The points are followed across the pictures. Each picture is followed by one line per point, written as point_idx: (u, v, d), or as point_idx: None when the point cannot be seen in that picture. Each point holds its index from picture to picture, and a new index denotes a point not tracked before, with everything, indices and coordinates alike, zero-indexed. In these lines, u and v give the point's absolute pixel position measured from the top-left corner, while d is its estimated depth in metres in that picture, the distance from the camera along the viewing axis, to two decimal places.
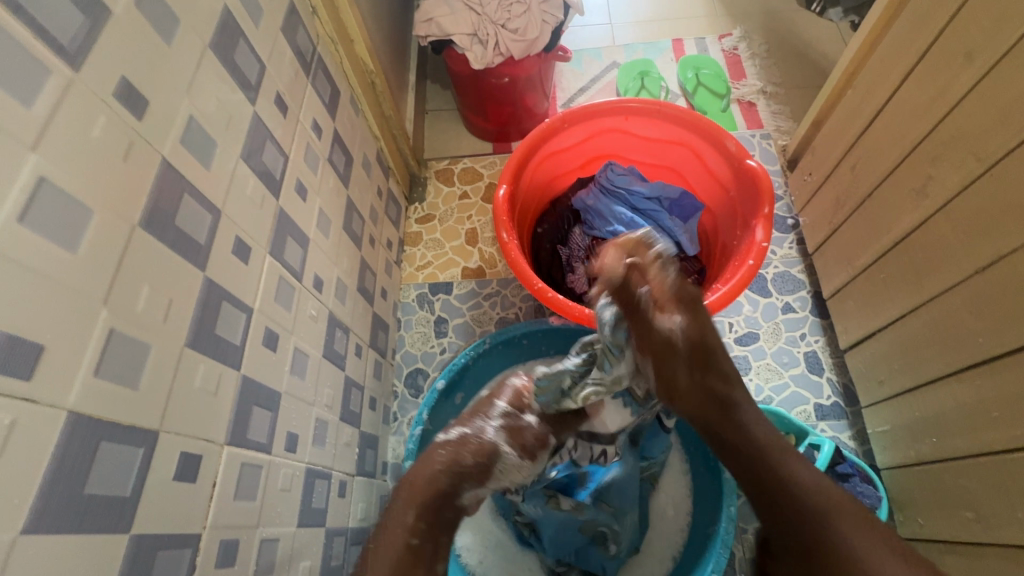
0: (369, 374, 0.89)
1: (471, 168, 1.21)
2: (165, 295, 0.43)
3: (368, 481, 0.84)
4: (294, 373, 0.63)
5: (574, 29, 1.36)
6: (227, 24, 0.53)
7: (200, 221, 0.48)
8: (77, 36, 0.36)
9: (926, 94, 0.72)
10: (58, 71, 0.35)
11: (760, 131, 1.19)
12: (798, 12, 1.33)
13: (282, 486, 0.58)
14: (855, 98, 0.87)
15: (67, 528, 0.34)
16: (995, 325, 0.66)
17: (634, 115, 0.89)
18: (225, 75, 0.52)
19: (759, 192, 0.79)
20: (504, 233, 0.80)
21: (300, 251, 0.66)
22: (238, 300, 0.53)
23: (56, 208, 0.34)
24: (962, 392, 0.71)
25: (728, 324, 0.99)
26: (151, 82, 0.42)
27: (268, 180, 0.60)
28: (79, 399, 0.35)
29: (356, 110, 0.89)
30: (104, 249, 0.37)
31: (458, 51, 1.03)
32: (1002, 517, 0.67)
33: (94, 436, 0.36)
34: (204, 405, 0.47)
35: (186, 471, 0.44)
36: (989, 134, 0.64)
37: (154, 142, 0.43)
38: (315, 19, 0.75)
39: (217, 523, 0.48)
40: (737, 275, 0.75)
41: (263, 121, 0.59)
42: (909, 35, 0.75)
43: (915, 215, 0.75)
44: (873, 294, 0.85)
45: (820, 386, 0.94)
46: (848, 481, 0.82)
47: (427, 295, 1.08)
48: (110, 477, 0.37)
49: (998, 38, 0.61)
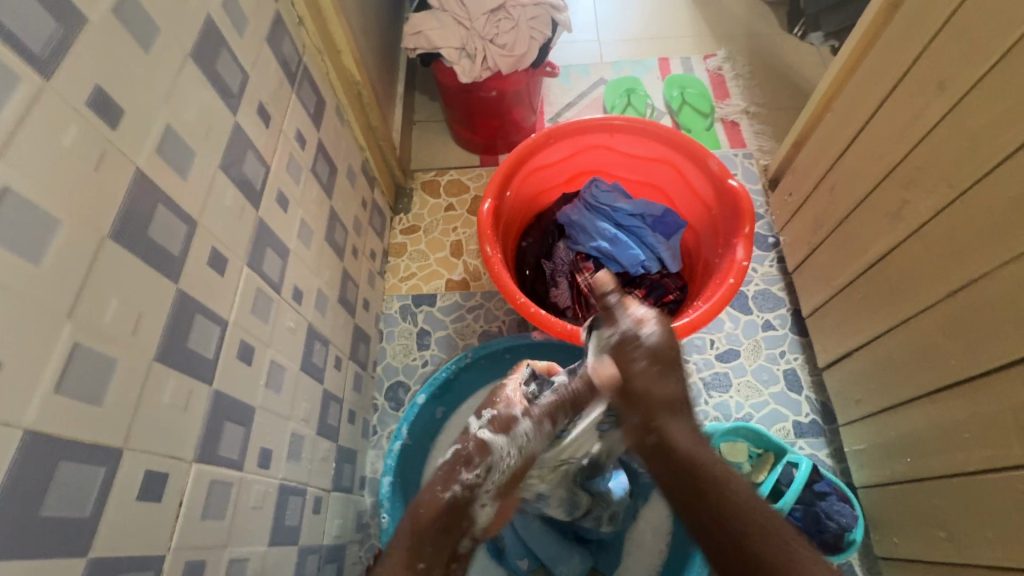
0: (349, 386, 0.88)
1: (457, 180, 1.21)
2: (135, 308, 0.42)
3: (345, 497, 0.82)
4: (269, 387, 0.62)
5: (562, 45, 1.38)
6: (210, 34, 0.52)
7: (176, 231, 0.47)
8: (50, 43, 0.35)
9: (901, 120, 0.74)
10: (29, 80, 0.34)
11: (742, 150, 1.21)
12: (781, 35, 1.37)
13: (253, 503, 0.57)
14: (833, 122, 0.89)
15: (20, 551, 0.32)
16: (966, 347, 0.67)
17: (619, 132, 0.90)
18: (206, 83, 0.52)
19: (739, 212, 0.81)
20: (488, 247, 0.80)
21: (279, 261, 0.66)
22: (213, 312, 0.52)
23: (18, 217, 0.33)
24: (935, 412, 0.72)
25: (710, 340, 1.00)
26: (127, 92, 0.42)
27: (247, 190, 0.59)
28: (38, 416, 0.34)
29: (341, 120, 0.88)
30: (70, 260, 0.36)
31: (446, 64, 1.04)
32: (975, 537, 0.68)
33: (53, 456, 0.35)
34: (173, 421, 0.45)
35: (151, 490, 0.43)
36: (960, 161, 0.65)
37: (128, 151, 0.42)
38: (302, 29, 0.74)
39: (182, 543, 0.46)
40: (717, 294, 0.76)
41: (243, 130, 0.58)
42: (884, 64, 0.77)
43: (890, 238, 0.77)
44: (849, 314, 0.87)
45: (799, 404, 0.95)
46: (825, 500, 0.82)
47: (410, 306, 1.07)
48: (68, 497, 0.36)
49: (969, 69, 0.63)
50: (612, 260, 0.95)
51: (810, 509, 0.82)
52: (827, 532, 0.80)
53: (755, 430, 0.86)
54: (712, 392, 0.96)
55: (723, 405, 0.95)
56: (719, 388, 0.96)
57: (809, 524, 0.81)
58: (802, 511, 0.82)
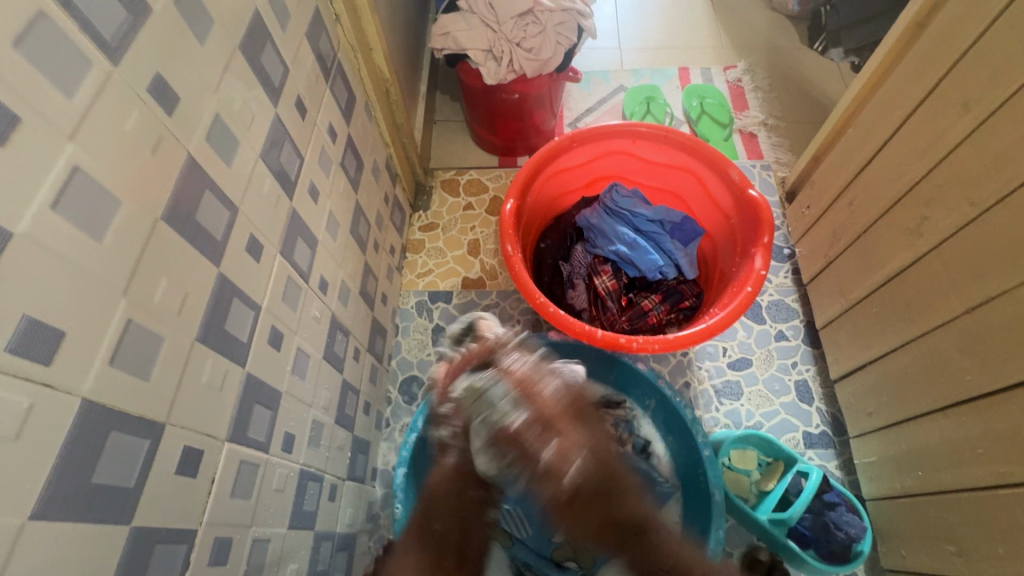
0: (366, 378, 0.89)
1: (477, 180, 1.22)
2: (181, 288, 0.43)
3: (358, 486, 0.83)
4: (295, 373, 0.63)
5: (584, 52, 1.39)
6: (257, 27, 0.54)
7: (219, 217, 0.48)
8: (119, 31, 0.37)
9: (923, 139, 0.75)
10: (99, 64, 0.35)
11: (760, 161, 1.22)
12: (801, 49, 1.38)
13: (276, 486, 0.58)
14: (854, 137, 0.90)
15: (72, 515, 0.34)
16: (983, 363, 0.67)
17: (642, 139, 0.91)
18: (251, 76, 0.53)
19: (759, 222, 0.82)
20: (509, 246, 0.81)
21: (308, 252, 0.67)
22: (248, 297, 0.53)
23: (85, 195, 0.35)
24: (948, 428, 0.73)
25: (722, 348, 1.01)
26: (183, 81, 0.43)
27: (282, 180, 0.60)
28: (94, 386, 0.35)
29: (369, 116, 0.90)
30: (127, 240, 0.38)
31: (472, 65, 1.05)
32: (985, 553, 0.68)
33: (105, 426, 0.36)
34: (210, 400, 0.47)
35: (187, 465, 0.44)
36: (982, 180, 0.66)
37: (181, 137, 0.43)
38: (338, 26, 0.76)
39: (213, 519, 0.47)
40: (734, 301, 0.76)
41: (282, 122, 0.60)
42: (908, 83, 0.78)
43: (908, 254, 0.78)
44: (864, 327, 0.87)
45: (809, 414, 0.96)
46: (834, 510, 0.82)
47: (426, 302, 1.08)
48: (116, 467, 0.37)
49: (994, 90, 0.64)
50: (630, 265, 0.96)
51: (819, 518, 0.82)
52: (836, 542, 0.81)
53: (764, 438, 0.87)
54: (723, 400, 0.97)
55: (733, 413, 0.96)
56: (730, 396, 0.97)
57: (817, 533, 0.82)
58: (811, 520, 0.83)
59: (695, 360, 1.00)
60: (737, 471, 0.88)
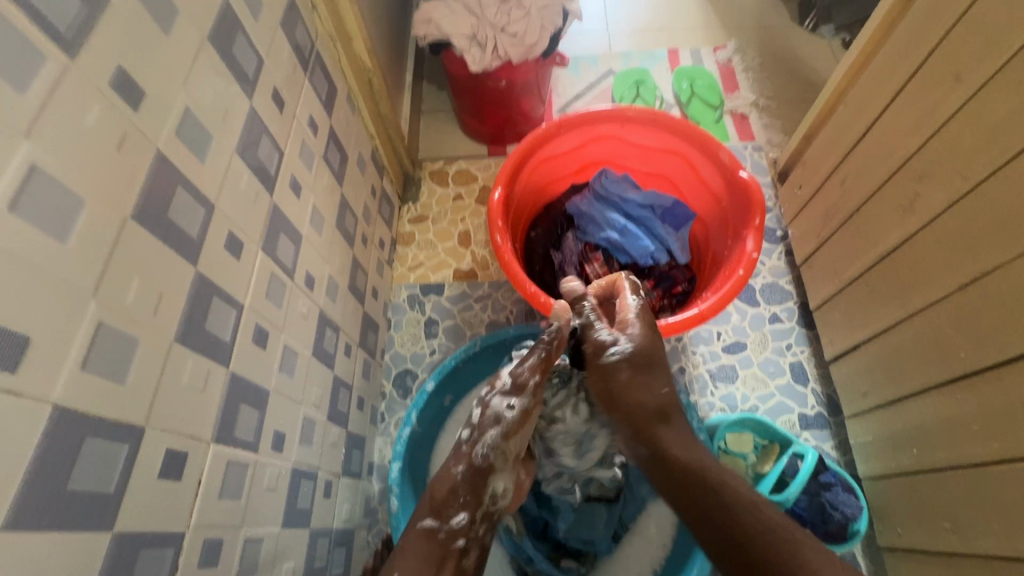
0: (358, 373, 0.88)
1: (465, 170, 1.20)
2: (156, 289, 0.42)
3: (354, 482, 0.83)
4: (282, 371, 0.62)
5: (571, 36, 1.37)
6: (226, 17, 0.52)
7: (194, 214, 0.47)
8: (74, 23, 0.35)
9: (914, 114, 0.74)
10: (54, 57, 0.34)
11: (751, 143, 1.21)
12: (791, 27, 1.36)
13: (267, 484, 0.58)
14: (845, 114, 0.89)
15: (47, 523, 0.33)
16: (978, 338, 0.67)
17: (630, 123, 0.90)
18: (223, 68, 0.52)
19: (750, 203, 0.80)
20: (497, 236, 0.79)
21: (292, 247, 0.66)
22: (229, 296, 0.52)
23: (45, 196, 0.33)
24: (944, 406, 0.73)
25: (717, 332, 1.00)
26: (148, 74, 0.42)
27: (262, 175, 0.59)
28: (65, 391, 0.34)
29: (352, 108, 0.88)
30: (94, 242, 0.37)
31: (456, 52, 1.03)
32: (980, 528, 0.68)
33: (79, 432, 0.35)
34: (191, 402, 0.46)
35: (172, 468, 0.44)
36: (973, 154, 0.65)
37: (149, 133, 0.42)
38: (315, 15, 0.74)
39: (201, 521, 0.47)
40: (727, 284, 0.75)
41: (259, 116, 0.59)
42: (898, 57, 0.77)
43: (902, 231, 0.77)
44: (858, 307, 0.87)
45: (805, 396, 0.96)
46: (830, 490, 0.83)
47: (418, 295, 1.07)
48: (94, 472, 0.36)
49: (986, 61, 0.63)
50: (620, 251, 0.95)
51: (815, 499, 0.83)
52: (832, 522, 0.82)
53: (761, 421, 0.87)
54: (718, 383, 0.97)
55: (729, 397, 0.96)
56: (725, 380, 0.97)
57: (814, 514, 0.83)
58: (807, 501, 0.83)
59: (690, 345, 1.00)
60: (733, 454, 0.88)
